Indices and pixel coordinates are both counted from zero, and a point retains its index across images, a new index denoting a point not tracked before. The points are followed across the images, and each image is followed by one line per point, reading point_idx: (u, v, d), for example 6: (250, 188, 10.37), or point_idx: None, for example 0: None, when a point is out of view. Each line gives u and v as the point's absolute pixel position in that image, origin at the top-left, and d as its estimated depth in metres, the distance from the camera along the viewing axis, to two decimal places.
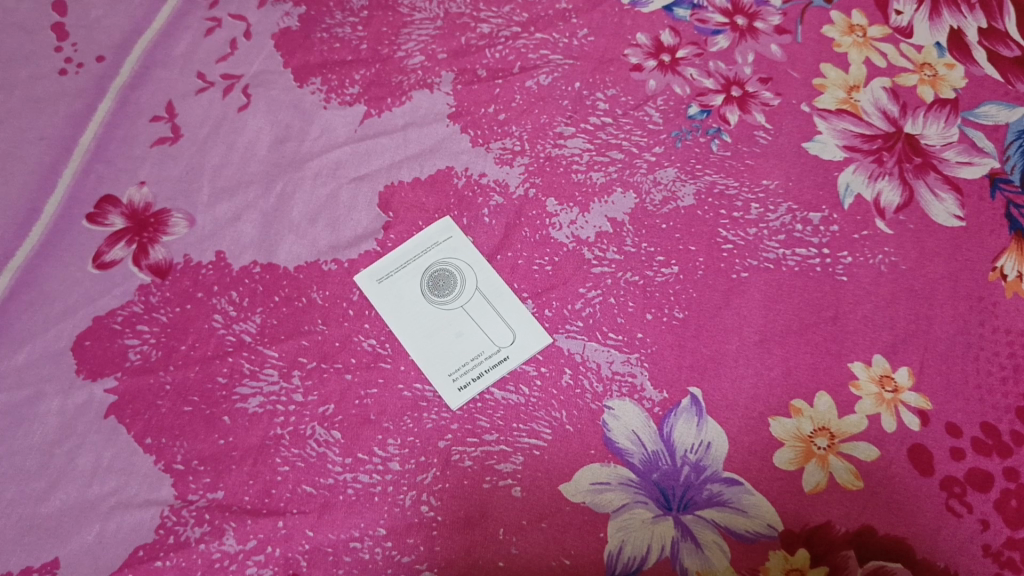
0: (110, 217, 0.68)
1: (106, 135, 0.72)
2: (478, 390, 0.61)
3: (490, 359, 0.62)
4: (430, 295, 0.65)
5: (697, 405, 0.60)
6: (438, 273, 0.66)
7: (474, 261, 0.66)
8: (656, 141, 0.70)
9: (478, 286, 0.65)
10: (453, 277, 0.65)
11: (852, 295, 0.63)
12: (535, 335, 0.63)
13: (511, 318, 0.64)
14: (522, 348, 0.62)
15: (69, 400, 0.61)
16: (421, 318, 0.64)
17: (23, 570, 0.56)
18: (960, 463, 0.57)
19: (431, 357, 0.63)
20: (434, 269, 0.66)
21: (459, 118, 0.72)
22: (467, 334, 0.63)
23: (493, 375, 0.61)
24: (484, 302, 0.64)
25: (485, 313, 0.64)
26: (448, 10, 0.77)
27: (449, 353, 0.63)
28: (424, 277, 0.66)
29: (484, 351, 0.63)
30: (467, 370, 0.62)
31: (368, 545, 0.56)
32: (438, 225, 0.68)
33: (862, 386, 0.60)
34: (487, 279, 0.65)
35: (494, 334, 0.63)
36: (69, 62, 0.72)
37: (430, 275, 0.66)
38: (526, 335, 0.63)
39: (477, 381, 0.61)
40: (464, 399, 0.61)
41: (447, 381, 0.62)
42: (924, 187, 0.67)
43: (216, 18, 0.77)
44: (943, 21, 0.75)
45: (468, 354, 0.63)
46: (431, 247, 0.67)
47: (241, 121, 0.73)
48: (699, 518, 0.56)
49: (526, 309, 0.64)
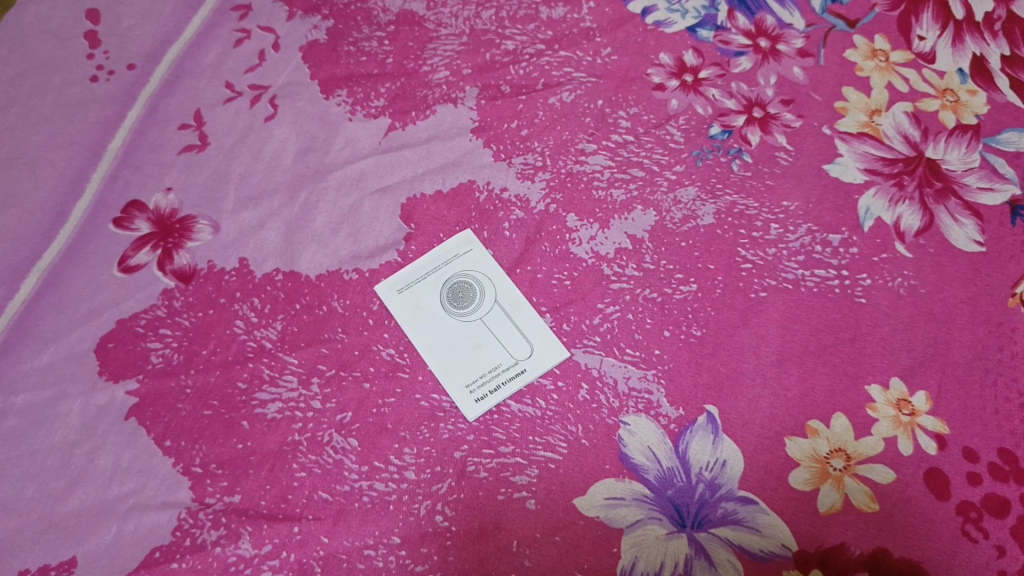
0: (137, 221, 0.69)
1: (135, 142, 0.73)
2: (496, 403, 0.61)
3: (508, 372, 0.63)
4: (449, 306, 0.65)
5: (713, 423, 0.60)
6: (458, 284, 0.66)
7: (494, 273, 0.67)
8: (677, 160, 0.70)
9: (497, 299, 0.66)
10: (472, 289, 0.66)
11: (870, 317, 0.63)
12: (552, 350, 0.63)
13: (529, 331, 0.64)
14: (540, 361, 0.63)
15: (91, 401, 0.62)
16: (440, 328, 0.65)
17: (41, 568, 0.56)
18: (977, 488, 0.57)
19: (449, 368, 0.63)
20: (453, 281, 0.66)
21: (482, 132, 0.73)
22: (486, 346, 0.64)
23: (511, 388, 0.62)
24: (504, 315, 0.65)
25: (504, 326, 0.65)
26: (473, 26, 0.78)
27: (467, 364, 0.63)
28: (444, 288, 0.66)
29: (502, 363, 0.63)
30: (485, 382, 0.62)
31: (382, 553, 0.57)
32: (459, 238, 0.68)
33: (879, 408, 0.60)
34: (506, 292, 0.66)
35: (512, 347, 0.64)
36: (100, 69, 0.76)
37: (450, 286, 0.66)
38: (543, 349, 0.63)
39: (495, 393, 0.62)
40: (481, 410, 0.61)
41: (465, 392, 0.62)
42: (944, 212, 0.67)
43: (246, 29, 0.78)
44: (965, 47, 0.75)
45: (486, 366, 0.63)
46: (452, 259, 0.67)
47: (267, 130, 0.74)
48: (713, 536, 0.57)
49: (545, 324, 0.64)
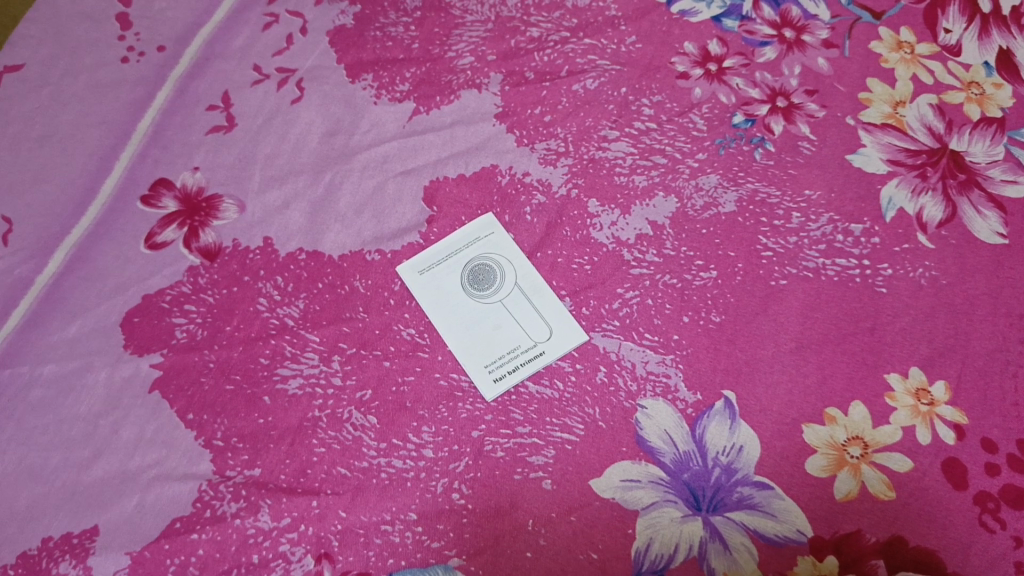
0: (164, 200, 0.70)
1: (164, 122, 0.74)
2: (513, 383, 0.62)
3: (527, 354, 0.63)
4: (470, 288, 0.66)
5: (731, 408, 0.60)
6: (479, 266, 0.67)
7: (514, 256, 0.67)
8: (699, 148, 0.71)
9: (518, 282, 0.66)
10: (493, 272, 0.67)
11: (890, 306, 0.63)
12: (572, 333, 0.64)
13: (549, 315, 0.64)
14: (558, 344, 0.63)
15: (117, 373, 0.63)
16: (460, 310, 0.65)
17: (64, 535, 0.58)
18: (995, 479, 0.57)
19: (469, 349, 0.64)
20: (475, 263, 0.67)
21: (505, 118, 0.73)
22: (505, 328, 0.64)
23: (529, 369, 0.62)
24: (524, 298, 0.65)
25: (524, 308, 0.65)
26: (499, 13, 0.78)
27: (486, 345, 0.64)
28: (465, 271, 0.67)
29: (521, 345, 0.63)
30: (504, 363, 0.63)
31: (399, 528, 0.57)
32: (481, 221, 0.69)
33: (898, 397, 0.60)
34: (527, 275, 0.66)
35: (531, 329, 0.64)
36: (131, 50, 0.77)
37: (472, 268, 0.67)
38: (561, 333, 0.64)
39: (512, 374, 0.62)
40: (498, 391, 0.62)
41: (484, 372, 0.63)
42: (967, 204, 0.67)
43: (274, 13, 0.79)
44: (992, 41, 0.75)
45: (504, 348, 0.64)
46: (473, 242, 0.68)
47: (294, 113, 0.74)
48: (728, 520, 0.57)
49: (564, 308, 0.65)
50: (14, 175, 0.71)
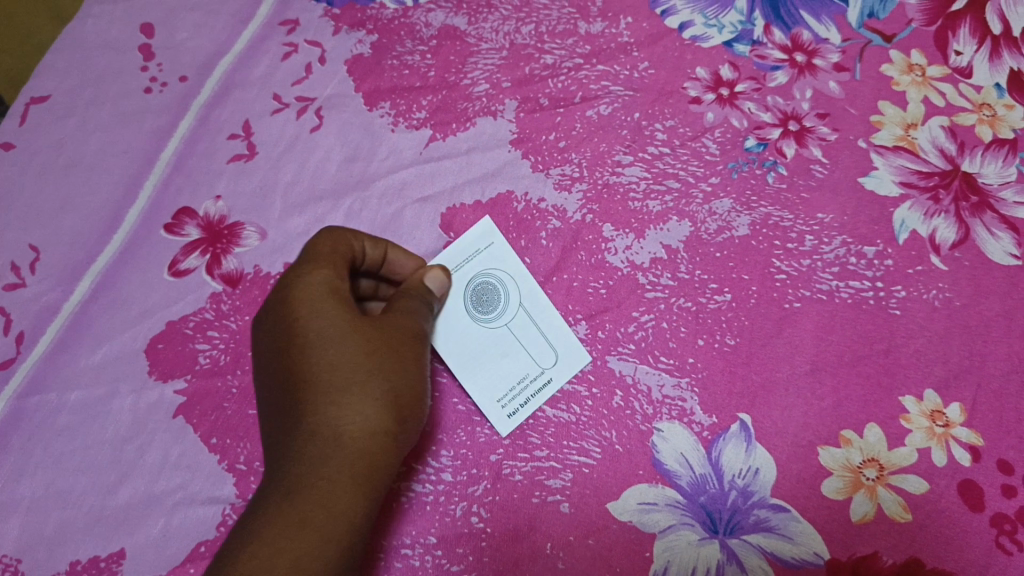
0: (187, 227, 0.72)
1: (187, 151, 0.75)
2: (526, 417, 0.64)
3: (536, 385, 0.65)
4: (475, 312, 0.67)
5: (746, 430, 0.61)
6: (483, 285, 0.68)
7: (516, 272, 0.68)
8: (712, 172, 0.71)
9: (521, 304, 0.67)
10: (497, 291, 0.68)
11: (905, 329, 0.64)
12: (578, 356, 0.65)
13: (553, 338, 0.66)
14: (566, 368, 0.65)
15: (142, 399, 0.65)
16: (467, 334, 0.67)
17: (91, 560, 0.60)
18: (1011, 501, 0.58)
19: (478, 378, 0.66)
20: (478, 281, 0.68)
21: (521, 144, 0.74)
22: (512, 354, 0.66)
23: (539, 400, 0.64)
24: (529, 319, 0.67)
25: (530, 331, 0.67)
26: (513, 40, 0.78)
27: (497, 376, 0.66)
28: (467, 290, 0.67)
29: (529, 373, 0.65)
30: (515, 396, 0.65)
31: (419, 552, 0.60)
32: (478, 230, 0.69)
33: (913, 419, 0.61)
34: (530, 294, 0.68)
35: (538, 356, 0.66)
36: (154, 81, 0.78)
37: (474, 287, 0.68)
38: (568, 359, 0.65)
39: (524, 408, 0.64)
40: (511, 426, 0.64)
41: (497, 407, 0.64)
42: (981, 225, 0.67)
43: (293, 43, 0.79)
44: (1002, 63, 0.74)
45: (514, 378, 0.65)
46: (473, 255, 0.69)
47: (313, 141, 0.75)
48: (745, 542, 0.59)
49: (567, 329, 0.66)
50: (41, 205, 0.73)
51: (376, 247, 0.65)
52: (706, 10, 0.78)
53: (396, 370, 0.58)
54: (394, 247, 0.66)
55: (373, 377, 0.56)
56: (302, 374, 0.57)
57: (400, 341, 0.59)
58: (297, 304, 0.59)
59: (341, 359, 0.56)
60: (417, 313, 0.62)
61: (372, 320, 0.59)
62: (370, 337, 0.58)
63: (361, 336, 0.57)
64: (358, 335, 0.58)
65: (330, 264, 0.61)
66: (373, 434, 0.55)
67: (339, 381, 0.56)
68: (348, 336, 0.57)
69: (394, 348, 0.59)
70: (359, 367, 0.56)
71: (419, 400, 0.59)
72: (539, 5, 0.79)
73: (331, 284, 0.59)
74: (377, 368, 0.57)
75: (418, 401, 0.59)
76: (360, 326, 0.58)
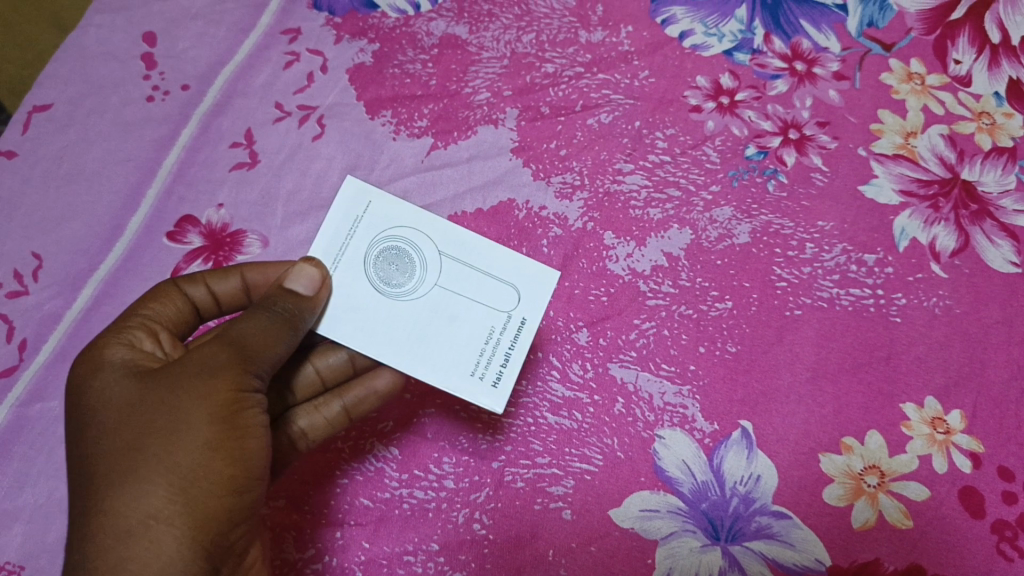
0: (189, 235, 0.72)
1: (189, 159, 0.75)
2: (514, 376, 0.55)
3: (509, 330, 0.56)
4: (395, 282, 0.56)
5: (748, 437, 0.62)
6: (384, 251, 0.57)
7: (414, 219, 0.58)
8: (713, 180, 0.71)
9: (440, 249, 0.58)
10: (407, 250, 0.57)
11: (905, 335, 0.65)
12: (537, 281, 0.57)
13: (499, 269, 0.57)
14: (528, 300, 0.57)
15: None
16: (396, 319, 0.56)
17: None
18: (1012, 507, 0.60)
19: (439, 366, 0.55)
20: (378, 251, 0.57)
21: (521, 152, 0.74)
22: (461, 314, 0.56)
23: (521, 342, 0.56)
24: (459, 262, 0.58)
25: (466, 275, 0.57)
26: (514, 49, 0.77)
27: (458, 347, 0.56)
28: (371, 269, 0.57)
29: (493, 325, 0.56)
30: (488, 357, 0.55)
31: (422, 559, 0.61)
32: (348, 196, 0.57)
33: (914, 426, 0.62)
34: (446, 237, 0.58)
35: (493, 298, 0.57)
36: (156, 89, 0.78)
37: (377, 261, 0.57)
38: (534, 288, 0.57)
39: (508, 363, 0.55)
40: (506, 394, 0.55)
41: (480, 383, 0.55)
42: (980, 233, 0.68)
43: (295, 52, 0.79)
44: (1002, 71, 0.74)
45: (480, 337, 0.56)
46: (357, 224, 0.57)
47: (315, 149, 0.75)
48: (747, 549, 0.60)
49: (509, 253, 0.58)
50: (44, 214, 0.73)
51: (227, 279, 0.60)
52: (706, 19, 0.77)
53: (184, 425, 0.49)
54: (249, 268, 0.61)
55: (152, 443, 0.48)
56: (89, 470, 0.49)
57: (184, 392, 0.50)
58: (77, 396, 0.52)
59: (107, 449, 0.49)
60: (237, 331, 0.53)
61: (153, 382, 0.50)
62: (146, 405, 0.50)
63: (134, 416, 0.49)
64: (128, 412, 0.50)
65: (133, 336, 0.55)
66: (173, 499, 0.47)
67: (122, 464, 0.48)
68: (118, 420, 0.49)
69: (173, 404, 0.49)
70: (130, 444, 0.48)
71: (228, 447, 0.49)
72: (540, 14, 0.79)
73: (122, 359, 0.53)
74: (151, 436, 0.48)
75: (215, 452, 0.49)
76: (140, 394, 0.50)
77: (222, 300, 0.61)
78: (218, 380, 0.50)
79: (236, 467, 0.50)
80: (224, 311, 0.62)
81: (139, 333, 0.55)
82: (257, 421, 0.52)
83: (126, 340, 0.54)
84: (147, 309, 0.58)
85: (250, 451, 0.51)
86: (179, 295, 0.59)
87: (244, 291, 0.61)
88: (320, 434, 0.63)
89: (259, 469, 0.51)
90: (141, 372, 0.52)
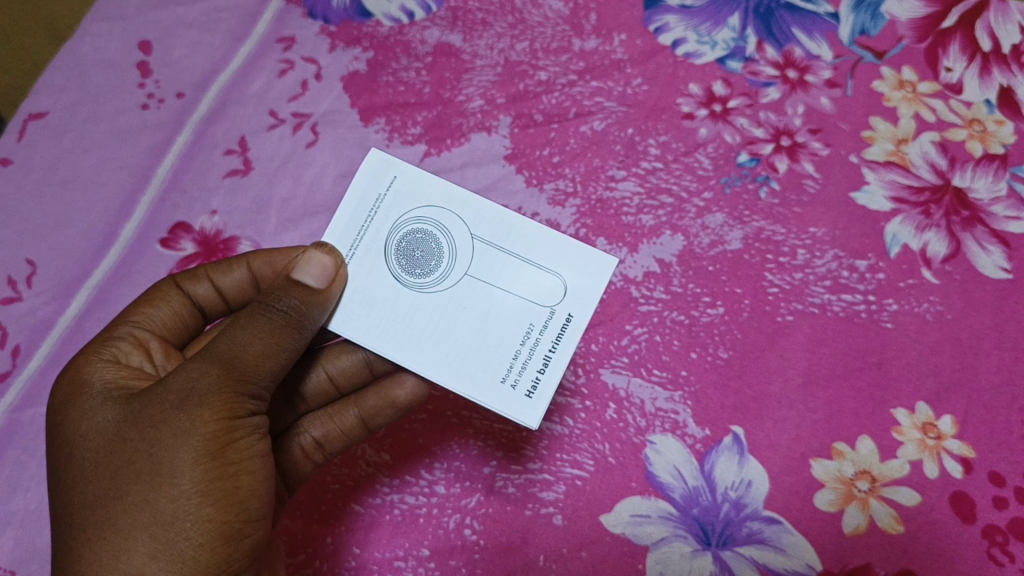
0: (182, 242, 0.73)
1: (183, 166, 0.75)
2: (551, 387, 0.52)
3: (551, 330, 0.53)
4: (418, 273, 0.54)
5: (739, 443, 0.63)
6: (408, 237, 0.55)
7: (444, 199, 0.55)
8: (705, 186, 0.71)
9: (473, 233, 0.55)
10: (435, 235, 0.54)
11: (897, 341, 0.65)
12: (586, 271, 0.54)
13: (542, 259, 0.54)
14: (572, 294, 0.53)
15: None
16: (418, 314, 0.53)
17: None
18: (1003, 512, 0.61)
19: (467, 370, 0.52)
20: (401, 237, 0.54)
21: (514, 159, 0.74)
22: (496, 310, 0.53)
23: (564, 343, 0.52)
24: (494, 249, 0.54)
25: (503, 265, 0.54)
26: (508, 57, 0.77)
27: (489, 350, 0.52)
28: (393, 256, 0.54)
29: (531, 323, 0.53)
30: (521, 362, 0.52)
31: (412, 564, 0.62)
32: (371, 171, 0.55)
33: (905, 432, 0.63)
34: (483, 221, 0.55)
35: (536, 292, 0.53)
36: (151, 97, 0.78)
37: (400, 249, 0.54)
38: (584, 282, 0.53)
39: (547, 369, 0.52)
40: (541, 406, 0.51)
41: (512, 393, 0.52)
42: (971, 240, 0.68)
43: (290, 60, 0.78)
44: (992, 79, 0.73)
45: (516, 337, 0.53)
46: (378, 204, 0.55)
47: (309, 157, 0.75)
48: (738, 554, 0.61)
49: (558, 239, 0.54)
50: (38, 221, 0.74)
51: (232, 273, 0.59)
52: (700, 27, 0.76)
53: (165, 473, 0.47)
54: (254, 258, 0.59)
55: (130, 494, 0.47)
56: (67, 516, 0.48)
57: (167, 431, 0.48)
58: (60, 424, 0.51)
59: (86, 497, 0.48)
60: (227, 343, 0.50)
61: (134, 413, 0.49)
62: (124, 446, 0.48)
63: (115, 457, 0.48)
64: (110, 452, 0.48)
65: (120, 351, 0.55)
66: (153, 550, 0.46)
67: (100, 516, 0.47)
68: (95, 462, 0.48)
69: (152, 445, 0.48)
70: (108, 493, 0.47)
71: (217, 491, 0.48)
72: (534, 22, 0.78)
73: (103, 383, 0.52)
74: (130, 485, 0.47)
75: (202, 497, 0.47)
76: (119, 431, 0.49)
77: (228, 294, 0.60)
78: (204, 412, 0.48)
79: (227, 511, 0.48)
80: (232, 308, 0.62)
81: (127, 348, 0.55)
82: (254, 450, 0.50)
83: (114, 356, 0.54)
84: (139, 316, 0.58)
85: (244, 489, 0.49)
86: (179, 297, 0.59)
87: (251, 282, 0.60)
88: (335, 444, 0.62)
89: (255, 506, 0.50)
90: (126, 398, 0.50)
